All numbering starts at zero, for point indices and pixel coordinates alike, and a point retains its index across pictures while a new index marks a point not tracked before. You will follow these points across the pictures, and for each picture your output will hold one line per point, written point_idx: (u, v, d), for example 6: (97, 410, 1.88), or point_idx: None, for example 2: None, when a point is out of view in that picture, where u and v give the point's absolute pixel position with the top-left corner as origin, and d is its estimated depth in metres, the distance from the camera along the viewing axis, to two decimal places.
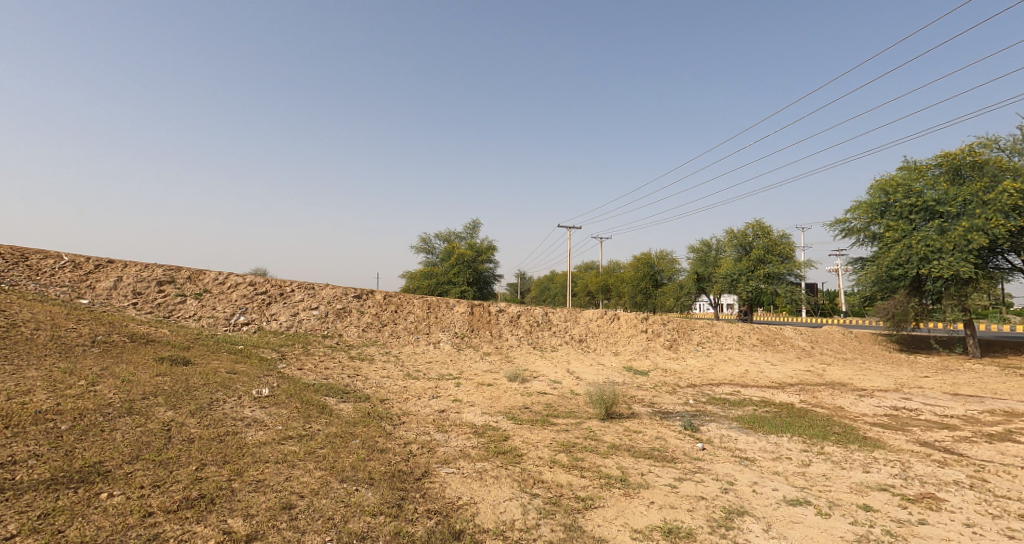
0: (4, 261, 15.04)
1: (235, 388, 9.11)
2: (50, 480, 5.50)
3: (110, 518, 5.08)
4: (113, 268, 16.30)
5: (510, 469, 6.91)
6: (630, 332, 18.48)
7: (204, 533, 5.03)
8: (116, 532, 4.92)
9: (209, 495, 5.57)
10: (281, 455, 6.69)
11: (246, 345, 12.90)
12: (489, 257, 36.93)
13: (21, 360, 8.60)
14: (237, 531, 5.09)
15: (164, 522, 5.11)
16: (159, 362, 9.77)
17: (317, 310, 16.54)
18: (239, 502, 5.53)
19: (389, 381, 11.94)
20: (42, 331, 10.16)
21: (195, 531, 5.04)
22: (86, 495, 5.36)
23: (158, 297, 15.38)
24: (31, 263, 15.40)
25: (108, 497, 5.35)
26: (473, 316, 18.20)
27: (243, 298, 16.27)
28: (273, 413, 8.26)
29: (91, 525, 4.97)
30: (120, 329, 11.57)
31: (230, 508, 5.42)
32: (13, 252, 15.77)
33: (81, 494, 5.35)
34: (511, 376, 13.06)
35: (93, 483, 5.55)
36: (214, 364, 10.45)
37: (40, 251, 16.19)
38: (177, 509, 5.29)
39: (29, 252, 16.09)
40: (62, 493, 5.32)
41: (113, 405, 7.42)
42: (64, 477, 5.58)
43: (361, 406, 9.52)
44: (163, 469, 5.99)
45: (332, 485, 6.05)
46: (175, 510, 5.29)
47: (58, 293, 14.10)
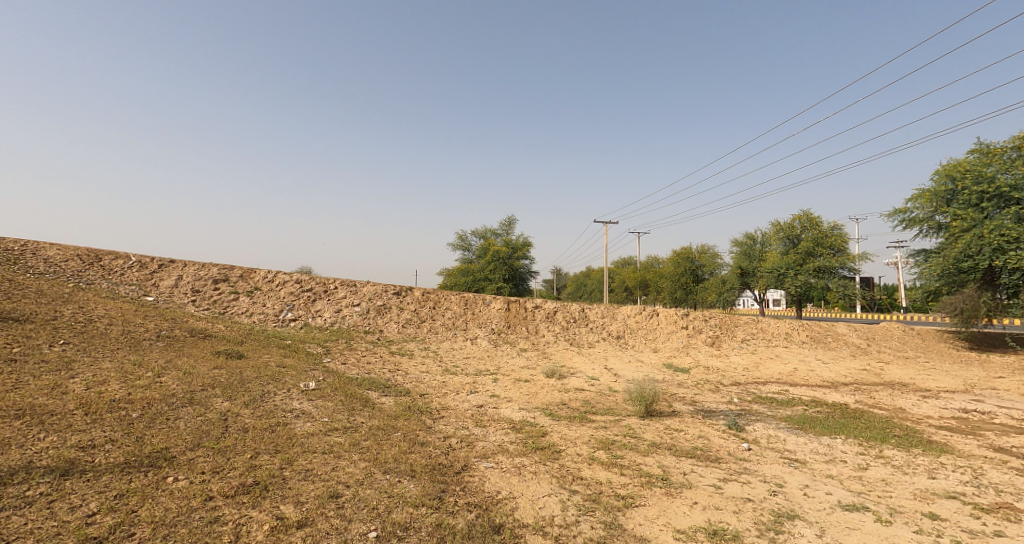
0: (81, 261, 16.14)
1: (285, 381, 9.47)
2: (123, 464, 5.85)
3: (176, 501, 5.37)
4: (175, 267, 17.24)
5: (548, 464, 6.91)
6: (670, 328, 18.08)
7: (259, 517, 5.25)
8: (181, 514, 5.20)
9: (263, 482, 5.80)
10: (328, 446, 6.91)
11: (293, 341, 13.35)
12: (525, 254, 36.78)
13: (98, 352, 9.24)
14: (289, 517, 5.29)
15: (224, 506, 5.37)
16: (216, 356, 10.28)
17: (359, 307, 16.99)
18: (290, 490, 5.74)
19: (429, 376, 12.12)
20: (114, 325, 10.84)
21: (252, 516, 5.27)
22: (156, 478, 5.69)
23: (214, 294, 16.16)
24: (104, 263, 16.50)
25: (174, 481, 5.67)
26: (509, 312, 18.26)
27: (291, 295, 16.88)
28: (320, 405, 8.53)
29: (159, 506, 5.26)
30: (181, 324, 12.22)
31: (283, 494, 5.64)
32: (87, 252, 16.91)
33: (151, 477, 5.68)
34: (548, 372, 13.08)
35: (161, 467, 5.89)
36: (266, 358, 10.92)
37: (110, 251, 17.33)
38: (235, 494, 5.55)
39: (101, 252, 17.20)
40: (135, 476, 5.67)
41: (177, 395, 7.85)
42: (135, 460, 5.94)
43: (401, 399, 9.73)
44: (222, 456, 6.29)
45: (376, 476, 6.21)
46: (233, 494, 5.55)
47: (127, 290, 15.07)
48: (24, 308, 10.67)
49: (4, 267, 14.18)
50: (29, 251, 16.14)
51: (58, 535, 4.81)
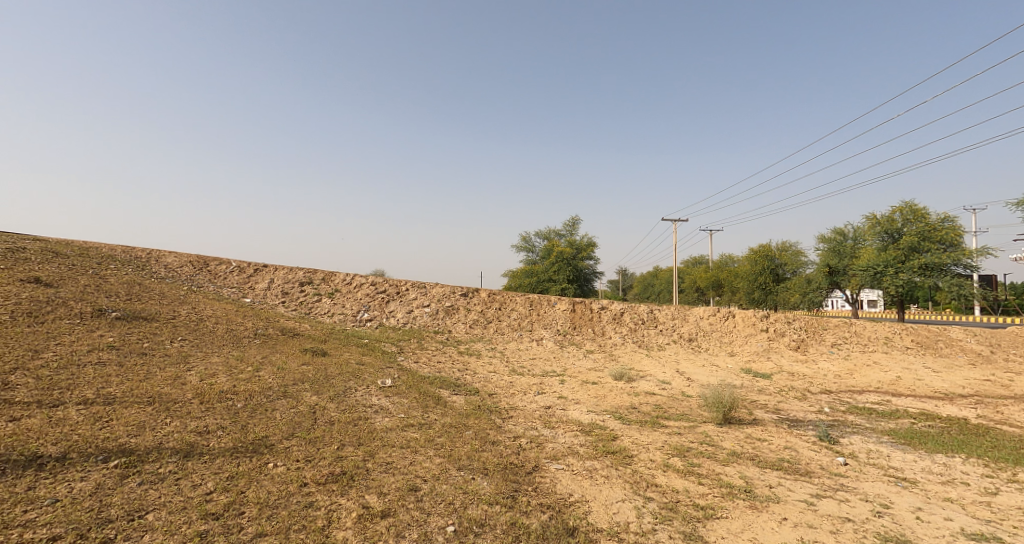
0: (191, 266, 17.89)
1: (364, 377, 9.93)
2: (232, 449, 6.37)
3: (276, 485, 5.75)
4: (268, 270, 18.63)
5: (621, 469, 6.73)
6: (748, 331, 17.12)
7: (347, 505, 5.51)
8: (280, 497, 5.56)
9: (349, 472, 6.09)
10: (406, 441, 7.14)
11: (371, 340, 13.96)
12: (589, 255, 36.24)
13: (207, 348, 10.18)
14: (373, 506, 5.50)
15: (316, 492, 5.68)
16: (304, 353, 10.97)
17: (429, 308, 17.51)
18: (373, 481, 5.98)
19: (498, 376, 12.25)
20: (219, 325, 11.88)
21: (341, 503, 5.54)
22: (259, 463, 6.14)
23: (300, 296, 17.27)
24: (210, 268, 18.17)
25: (274, 466, 6.09)
26: (574, 314, 18.07)
27: (367, 297, 17.69)
28: (396, 401, 8.86)
29: (263, 489, 5.66)
30: (274, 324, 13.16)
31: (368, 485, 5.89)
32: (196, 258, 18.70)
33: (256, 462, 6.14)
34: (616, 375, 12.79)
35: (263, 453, 6.35)
36: (347, 356, 11.50)
37: (213, 257, 19.02)
38: (325, 482, 5.87)
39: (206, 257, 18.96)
40: (242, 460, 6.16)
41: (273, 388, 8.45)
42: (241, 447, 6.44)
43: (471, 398, 9.88)
44: (313, 445, 6.68)
45: (451, 472, 6.33)
46: (324, 482, 5.87)
47: (228, 292, 16.49)
48: (147, 309, 12.06)
49: (130, 271, 16.01)
50: (150, 258, 18.13)
51: (184, 508, 5.26)
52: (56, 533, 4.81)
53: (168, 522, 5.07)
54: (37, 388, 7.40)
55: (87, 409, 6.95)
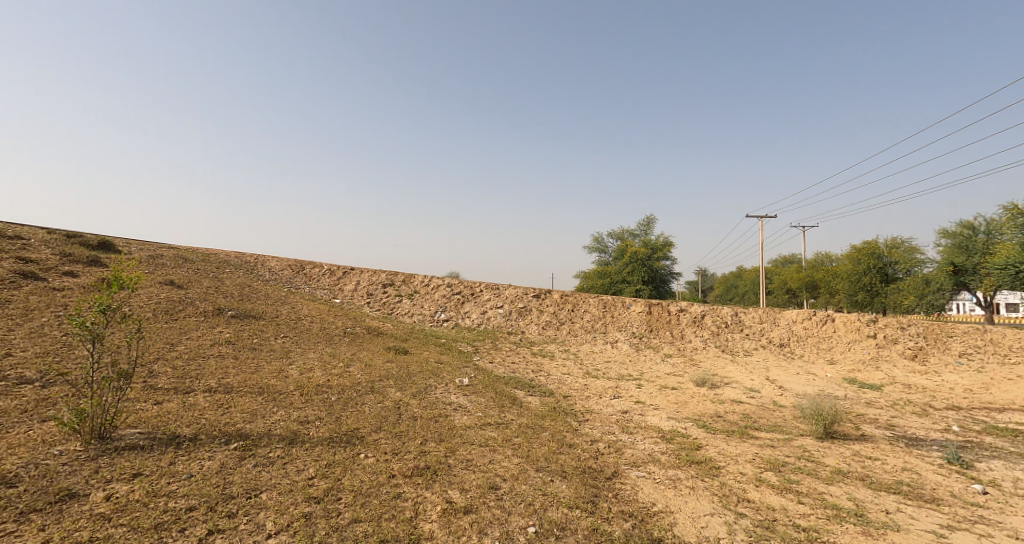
0: (291, 270, 19.39)
1: (443, 376, 10.16)
2: (329, 439, 6.76)
3: (367, 475, 5.99)
4: (356, 273, 19.71)
5: (707, 481, 6.32)
6: (852, 337, 15.58)
7: (432, 498, 5.63)
8: (372, 485, 5.79)
9: (433, 467, 6.23)
10: (484, 439, 7.18)
11: (448, 340, 14.29)
12: (666, 255, 34.78)
13: (304, 345, 10.92)
14: (456, 502, 5.58)
15: (403, 484, 5.86)
16: (387, 351, 11.45)
17: (503, 308, 17.71)
18: (455, 477, 6.07)
19: (572, 378, 12.09)
20: (314, 323, 12.72)
21: (426, 496, 5.67)
22: (353, 453, 6.46)
23: (383, 296, 18.10)
24: (306, 270, 19.58)
25: (366, 457, 6.37)
26: (651, 316, 17.41)
27: (444, 298, 18.15)
28: (474, 400, 8.97)
29: (356, 477, 5.92)
30: (361, 323, 13.86)
31: (450, 480, 5.98)
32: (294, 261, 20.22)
33: (349, 452, 6.47)
34: (698, 381, 12.13)
35: (355, 444, 6.67)
36: (426, 354, 11.85)
37: (309, 260, 20.47)
38: (411, 475, 6.03)
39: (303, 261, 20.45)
40: (338, 449, 6.51)
41: (362, 384, 8.88)
42: (336, 437, 6.81)
43: (546, 400, 9.78)
44: (399, 439, 6.91)
45: (530, 473, 6.27)
46: (410, 475, 6.04)
47: (321, 293, 17.66)
48: (256, 308, 13.18)
49: (240, 273, 17.66)
50: (257, 262, 19.89)
51: (291, 490, 5.63)
52: (192, 504, 5.31)
53: (278, 502, 5.43)
54: (172, 375, 8.28)
55: (210, 396, 7.71)
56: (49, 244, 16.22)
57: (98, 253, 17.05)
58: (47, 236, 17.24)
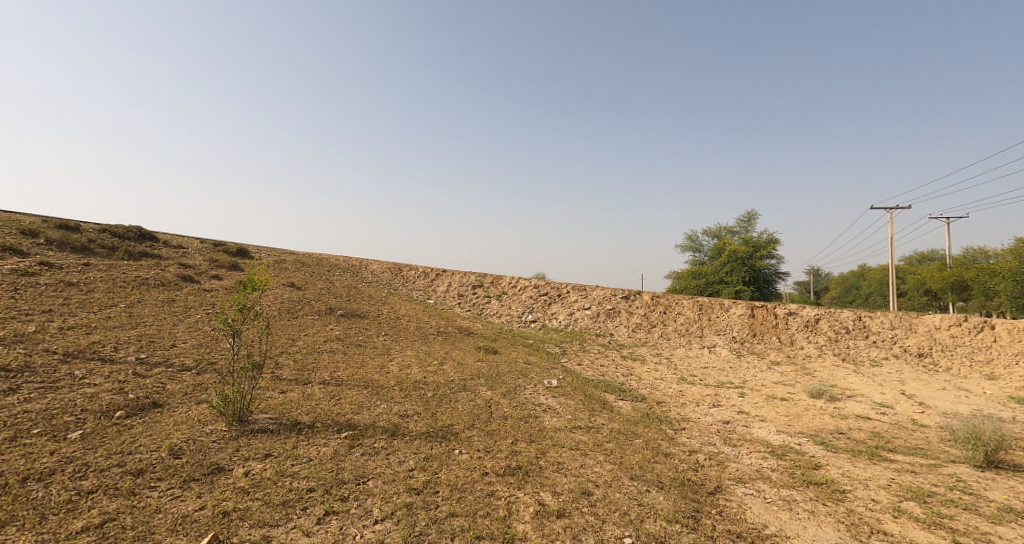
0: (389, 272, 20.39)
1: (531, 376, 9.91)
2: (426, 433, 6.95)
3: (462, 470, 6.10)
4: (448, 274, 20.23)
5: (831, 506, 5.66)
6: (1017, 348, 13.13)
7: (524, 500, 5.61)
8: (466, 481, 5.89)
9: (525, 467, 6.18)
10: (574, 443, 6.88)
11: (535, 341, 14.12)
12: (771, 253, 31.82)
13: (402, 342, 11.31)
14: (549, 505, 5.50)
15: (496, 483, 5.88)
16: (478, 350, 11.51)
17: (591, 310, 17.18)
18: (547, 479, 5.98)
19: (665, 384, 11.32)
20: (410, 322, 13.17)
21: (519, 497, 5.66)
22: (448, 448, 6.58)
23: (473, 298, 18.36)
24: (403, 272, 20.48)
25: (460, 453, 6.47)
26: (754, 320, 15.97)
27: (531, 299, 18.01)
28: (562, 402, 8.65)
29: (452, 473, 6.04)
30: (453, 323, 14.11)
31: (542, 482, 5.91)
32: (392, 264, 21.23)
33: (445, 447, 6.60)
34: (814, 392, 10.85)
35: (450, 440, 6.78)
36: (515, 355, 11.76)
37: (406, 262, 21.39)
38: (503, 474, 6.04)
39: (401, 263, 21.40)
40: (435, 443, 6.67)
41: (455, 381, 8.99)
42: (433, 432, 6.98)
43: (639, 405, 9.19)
44: (491, 437, 6.91)
45: (624, 481, 5.98)
46: (503, 474, 6.04)
47: (416, 293, 18.34)
48: (362, 308, 13.92)
49: (346, 275, 18.90)
50: (360, 265, 21.17)
51: (394, 480, 5.88)
52: (312, 485, 5.73)
53: (383, 490, 5.70)
54: (295, 367, 8.91)
55: (324, 387, 8.23)
56: (203, 252, 18.59)
57: (237, 258, 19.13)
58: (197, 244, 19.67)
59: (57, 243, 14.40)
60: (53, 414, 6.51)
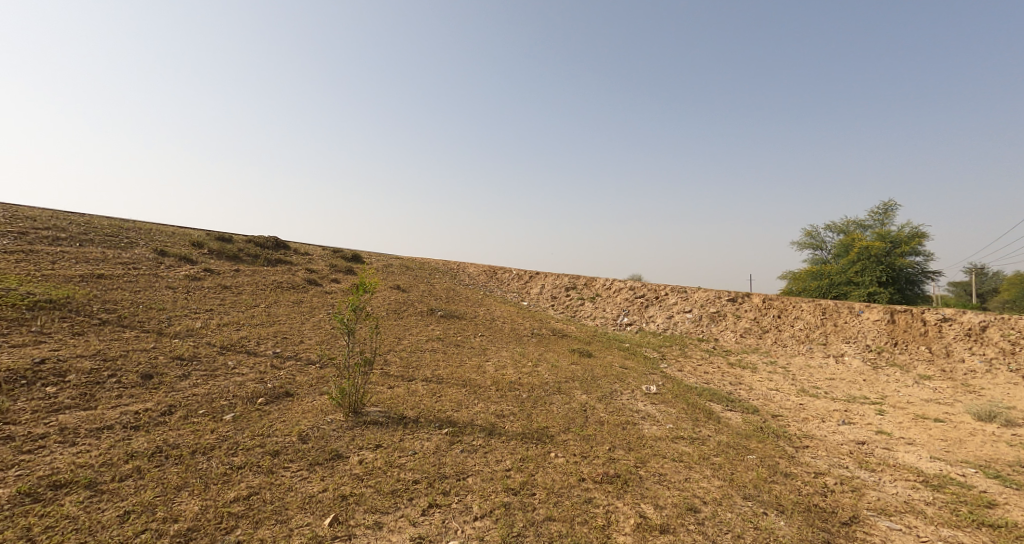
0: (482, 274, 20.63)
1: (628, 381, 9.37)
2: (522, 434, 6.89)
3: (558, 474, 6.01)
4: (541, 276, 19.92)
5: None
6: None
7: (624, 510, 5.45)
8: (563, 486, 5.78)
9: (623, 476, 6.01)
10: (677, 454, 6.65)
11: (631, 344, 13.24)
12: (915, 249, 27.53)
13: (497, 342, 11.20)
14: (651, 518, 5.33)
15: (594, 490, 5.75)
16: (571, 353, 10.89)
17: (691, 314, 15.80)
18: (648, 490, 5.80)
19: (780, 395, 9.92)
20: (505, 323, 13.06)
21: (618, 506, 5.51)
22: (543, 451, 6.51)
23: (565, 300, 17.83)
24: (496, 274, 20.59)
25: (555, 457, 6.38)
26: (894, 327, 13.48)
27: (626, 301, 17.05)
28: (663, 411, 8.14)
29: (548, 475, 5.97)
30: (544, 325, 13.61)
31: (643, 493, 5.72)
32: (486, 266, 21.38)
33: (540, 449, 6.53)
34: (980, 414, 8.85)
35: (546, 442, 6.71)
36: (609, 359, 10.97)
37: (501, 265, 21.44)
38: (601, 481, 5.90)
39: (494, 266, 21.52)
40: (530, 445, 6.62)
41: (550, 384, 8.78)
42: (529, 433, 6.92)
43: (750, 418, 8.29)
44: (586, 442, 6.77)
45: (736, 500, 5.71)
46: (600, 481, 5.90)
47: (510, 295, 18.30)
48: (461, 309, 14.01)
49: (443, 277, 19.39)
50: (455, 267, 21.62)
51: (492, 479, 5.86)
52: (416, 478, 5.81)
53: (482, 488, 5.70)
54: (399, 364, 9.06)
55: (427, 385, 8.29)
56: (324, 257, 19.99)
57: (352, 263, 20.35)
58: (321, 251, 21.24)
59: (218, 252, 16.19)
60: (213, 398, 7.07)
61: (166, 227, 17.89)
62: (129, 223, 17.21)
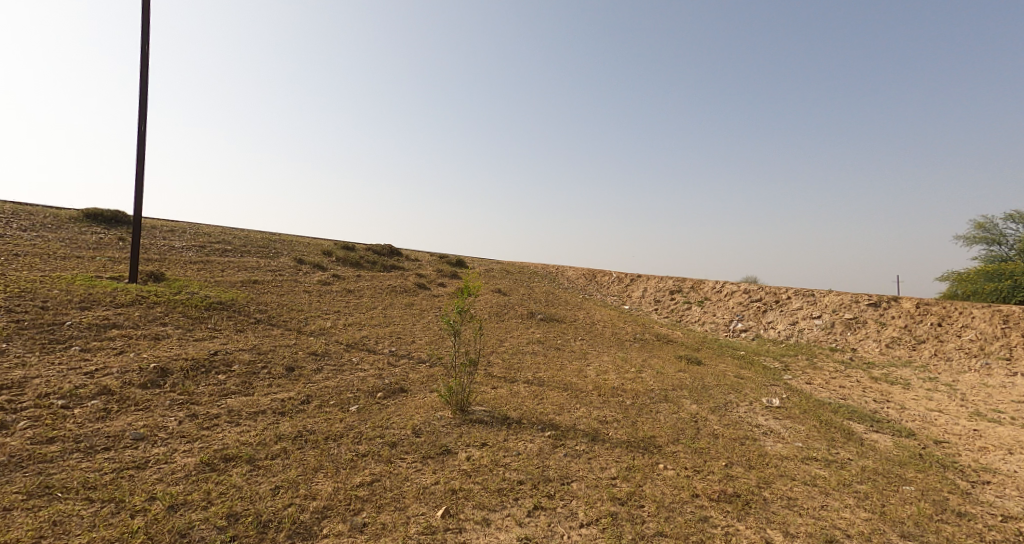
0: (583, 279, 20.22)
1: (745, 392, 8.61)
2: (627, 441, 6.41)
3: (668, 487, 5.49)
4: (643, 279, 18.86)
5: None
6: None
7: (747, 533, 4.86)
8: (675, 501, 5.26)
9: (744, 497, 5.37)
10: (809, 477, 5.85)
11: (748, 353, 11.79)
12: None
13: (598, 347, 10.70)
14: None
15: (709, 508, 5.19)
16: (678, 359, 10.26)
17: (819, 320, 13.47)
18: (775, 515, 5.14)
19: (944, 418, 8.03)
20: (606, 328, 12.47)
21: (739, 528, 4.93)
22: (651, 462, 5.99)
23: (670, 304, 16.66)
24: (597, 279, 20.05)
25: (664, 469, 5.85)
26: None
27: (740, 306, 15.22)
28: (789, 426, 7.30)
29: (657, 488, 5.46)
30: (649, 330, 12.83)
31: (769, 518, 5.07)
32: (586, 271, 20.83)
33: (647, 460, 6.01)
34: None
35: (653, 452, 6.19)
36: (721, 367, 10.08)
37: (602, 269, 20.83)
38: (718, 500, 5.31)
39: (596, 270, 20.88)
40: (636, 455, 6.12)
41: (655, 391, 8.24)
42: (634, 441, 6.44)
43: (903, 441, 7.01)
44: (698, 456, 6.18)
45: (889, 536, 4.90)
46: (717, 499, 5.32)
47: (611, 300, 17.74)
48: (560, 312, 13.51)
49: (544, 282, 19.22)
50: (556, 272, 21.31)
51: (597, 486, 5.45)
52: (520, 478, 5.51)
53: (587, 494, 5.30)
54: (502, 365, 8.80)
55: (529, 387, 7.96)
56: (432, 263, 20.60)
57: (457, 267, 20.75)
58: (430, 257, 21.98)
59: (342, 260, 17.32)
60: (341, 391, 7.28)
61: (301, 238, 19.75)
62: (276, 235, 19.28)
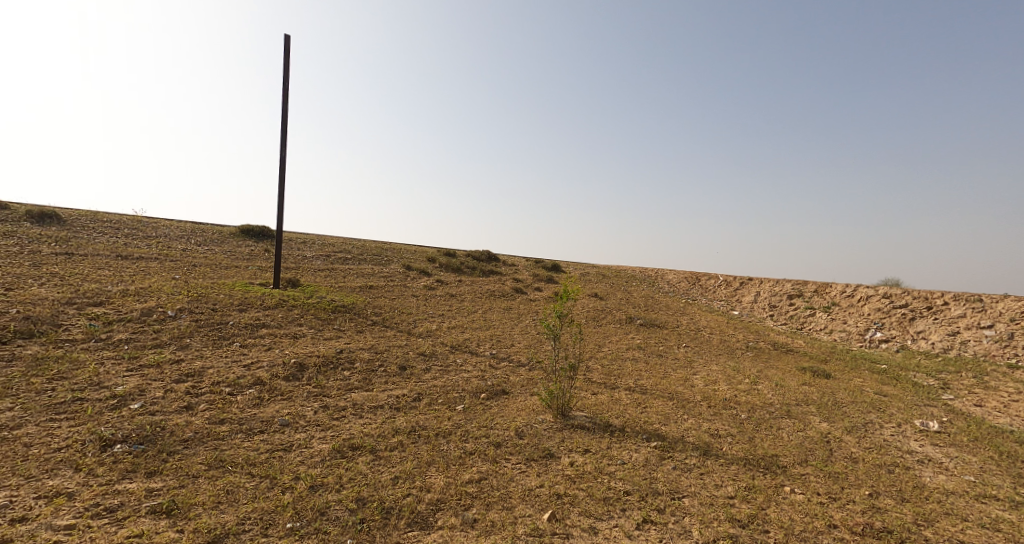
0: (687, 283, 18.74)
1: (891, 412, 7.11)
2: (743, 458, 5.59)
3: (798, 514, 4.70)
4: (756, 283, 16.78)
5: None
6: None
7: None
8: (807, 530, 4.49)
9: (897, 533, 4.48)
10: (987, 519, 4.72)
11: (892, 367, 9.66)
12: None
13: (704, 354, 9.69)
14: None
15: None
16: (800, 372, 8.86)
17: (991, 331, 10.34)
18: None
19: None
20: (713, 334, 11.32)
21: None
22: (774, 483, 5.16)
23: (790, 309, 14.56)
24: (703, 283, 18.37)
25: (792, 492, 5.02)
26: None
27: (879, 312, 12.57)
28: (954, 455, 5.93)
29: (785, 513, 4.69)
30: (766, 338, 11.39)
31: None
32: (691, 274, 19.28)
33: (770, 481, 5.20)
34: None
35: (777, 473, 5.34)
36: (857, 381, 8.53)
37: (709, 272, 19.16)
38: (864, 534, 4.46)
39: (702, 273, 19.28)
40: (756, 474, 5.31)
41: (774, 405, 7.16)
42: (752, 459, 5.59)
43: None
44: (833, 481, 5.24)
45: None
46: (863, 534, 4.46)
47: (719, 305, 16.05)
48: (661, 318, 12.50)
49: (646, 287, 18.14)
50: (658, 275, 20.01)
51: (712, 504, 4.79)
52: (627, 489, 4.97)
53: (701, 512, 4.68)
54: (602, 371, 8.23)
55: (630, 393, 7.31)
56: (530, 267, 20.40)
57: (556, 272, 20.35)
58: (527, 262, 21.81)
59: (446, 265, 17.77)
60: (447, 389, 7.18)
61: (410, 246, 20.67)
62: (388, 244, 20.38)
